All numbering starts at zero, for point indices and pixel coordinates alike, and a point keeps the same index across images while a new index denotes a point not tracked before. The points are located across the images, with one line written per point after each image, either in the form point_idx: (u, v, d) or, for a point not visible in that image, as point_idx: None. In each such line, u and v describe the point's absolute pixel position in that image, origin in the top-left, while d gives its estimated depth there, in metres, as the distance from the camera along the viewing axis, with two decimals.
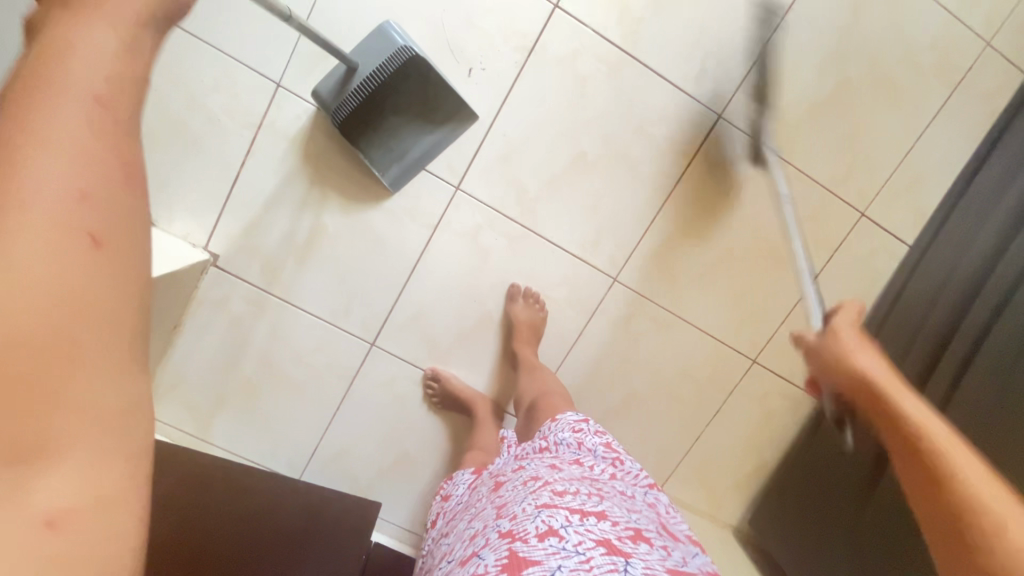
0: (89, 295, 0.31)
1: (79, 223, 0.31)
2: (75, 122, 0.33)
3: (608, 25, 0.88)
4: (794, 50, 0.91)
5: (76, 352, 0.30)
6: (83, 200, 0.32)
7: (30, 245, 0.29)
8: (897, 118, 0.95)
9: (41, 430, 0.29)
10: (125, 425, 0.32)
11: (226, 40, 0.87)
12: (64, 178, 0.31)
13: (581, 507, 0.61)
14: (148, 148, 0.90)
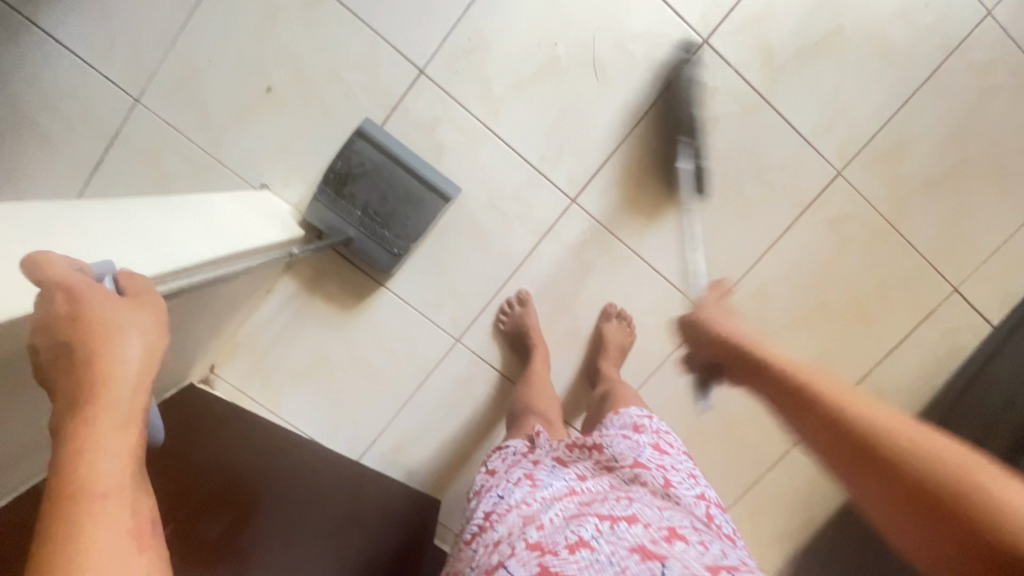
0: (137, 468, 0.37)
1: (134, 404, 0.38)
2: (139, 309, 0.41)
3: (750, 69, 0.90)
4: (922, 123, 0.93)
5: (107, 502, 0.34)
6: (141, 365, 0.39)
7: (113, 429, 0.36)
8: (1005, 203, 0.97)
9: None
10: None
11: (380, 19, 0.87)
12: (132, 346, 0.39)
13: (611, 514, 0.57)
14: (279, 112, 0.90)
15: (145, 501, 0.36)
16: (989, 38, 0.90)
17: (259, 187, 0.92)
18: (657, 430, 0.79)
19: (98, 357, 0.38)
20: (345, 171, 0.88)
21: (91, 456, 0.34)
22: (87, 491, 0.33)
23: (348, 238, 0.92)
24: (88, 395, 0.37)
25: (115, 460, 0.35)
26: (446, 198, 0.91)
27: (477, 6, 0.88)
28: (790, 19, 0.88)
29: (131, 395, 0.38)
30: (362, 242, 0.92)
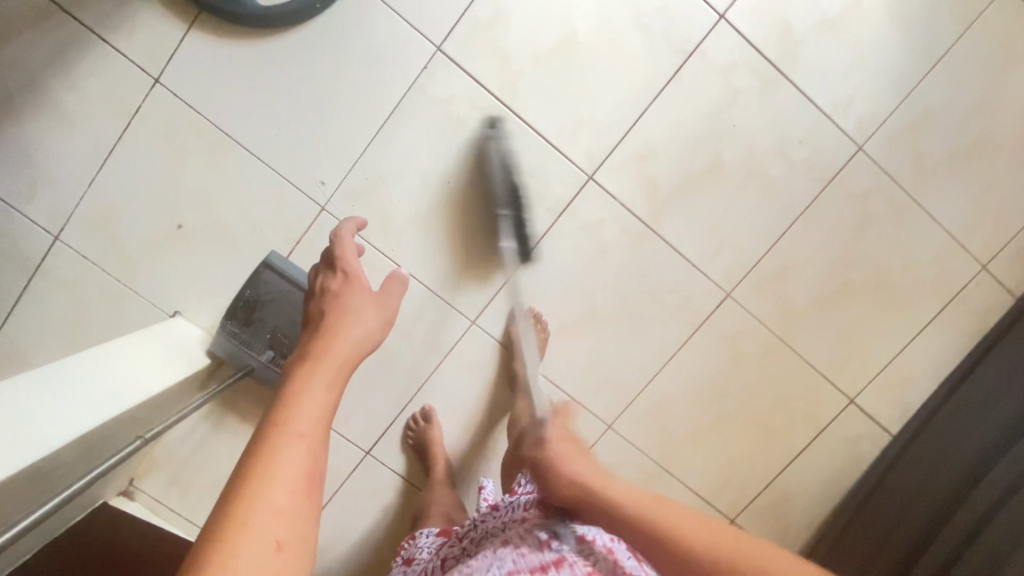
0: (321, 408, 0.60)
1: (343, 366, 0.68)
2: (373, 298, 0.82)
3: (635, 201, 0.95)
4: (806, 247, 0.97)
5: (293, 428, 0.55)
6: (366, 329, 0.76)
7: (319, 383, 0.63)
8: (895, 319, 1.00)
9: (251, 493, 0.48)
10: (297, 516, 0.49)
11: (284, 161, 0.93)
12: (365, 318, 0.78)
13: (540, 563, 0.59)
14: (190, 246, 0.95)
15: (319, 464, 0.54)
16: (863, 170, 0.94)
17: (171, 315, 0.97)
18: None
19: (315, 365, 0.66)
20: (253, 301, 0.94)
21: (305, 389, 0.62)
22: (290, 405, 0.58)
23: (251, 367, 0.96)
24: (302, 390, 0.61)
25: (304, 430, 0.55)
26: None
27: (373, 148, 0.93)
28: (670, 157, 0.94)
29: (323, 399, 0.61)
30: (267, 371, 0.96)
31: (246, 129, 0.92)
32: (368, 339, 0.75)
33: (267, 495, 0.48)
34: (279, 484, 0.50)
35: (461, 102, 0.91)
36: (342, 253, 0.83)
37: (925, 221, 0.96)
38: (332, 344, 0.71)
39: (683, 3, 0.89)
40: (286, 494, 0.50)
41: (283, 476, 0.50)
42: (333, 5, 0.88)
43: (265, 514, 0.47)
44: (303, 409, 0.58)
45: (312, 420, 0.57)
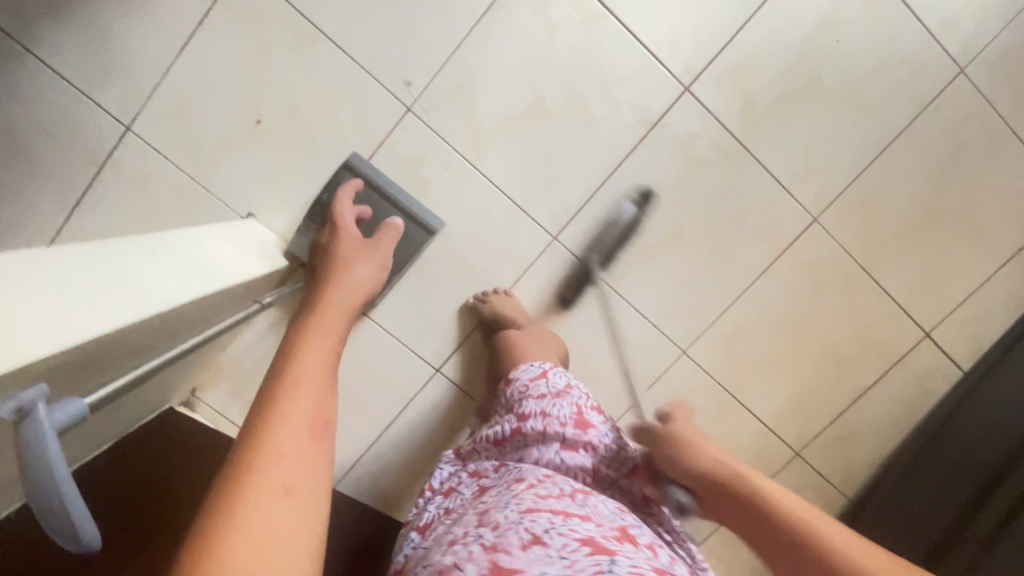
0: (319, 373, 0.62)
1: (328, 338, 0.70)
2: (386, 238, 0.89)
3: (729, 115, 0.93)
4: (896, 174, 0.96)
5: (292, 394, 0.57)
6: (366, 282, 0.84)
7: (311, 348, 0.66)
8: (977, 253, 1.00)
9: (247, 461, 0.48)
10: (309, 469, 0.51)
11: (371, 57, 0.89)
12: (363, 268, 0.84)
13: (564, 510, 0.58)
14: (268, 144, 0.91)
15: (326, 409, 0.58)
16: (962, 95, 0.93)
17: (245, 217, 0.94)
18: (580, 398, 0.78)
19: (319, 321, 0.72)
20: (330, 205, 0.91)
21: (300, 352, 0.65)
22: (292, 368, 0.61)
23: None
24: (304, 354, 0.65)
25: (309, 380, 0.60)
26: (427, 229, 0.93)
27: (465, 48, 0.89)
28: (767, 70, 0.91)
29: (326, 346, 0.68)
30: None
31: (333, 21, 0.88)
32: (374, 285, 0.85)
33: (274, 452, 0.50)
34: (285, 443, 0.51)
35: (559, 2, 0.88)
36: (339, 210, 0.87)
37: (1019, 150, 0.95)
38: (332, 295, 0.78)
39: None
40: (295, 454, 0.51)
41: (291, 435, 0.52)
42: None
43: (275, 459, 0.49)
44: (303, 370, 0.61)
45: (315, 381, 0.60)
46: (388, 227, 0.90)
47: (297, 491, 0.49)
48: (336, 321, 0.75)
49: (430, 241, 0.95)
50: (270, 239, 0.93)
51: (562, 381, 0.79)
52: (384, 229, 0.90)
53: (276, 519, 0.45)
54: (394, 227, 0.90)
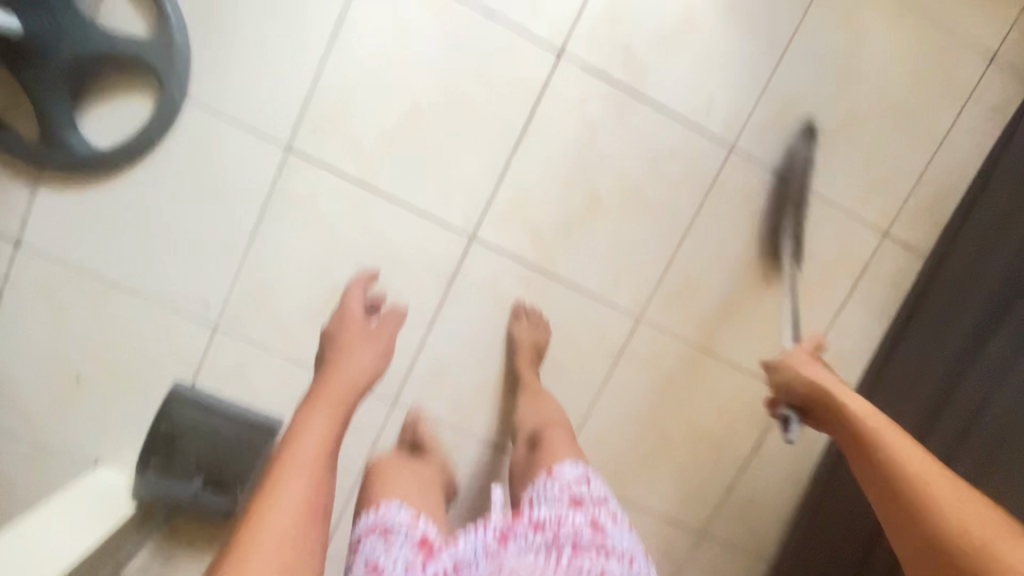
0: (316, 421, 0.60)
1: (341, 408, 0.65)
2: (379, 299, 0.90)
3: (522, 249, 0.94)
4: (705, 255, 0.96)
5: (286, 460, 0.53)
6: (369, 369, 0.75)
7: (311, 416, 0.60)
8: (812, 304, 0.99)
9: (235, 553, 0.46)
10: (290, 548, 0.47)
11: (165, 291, 0.91)
12: (361, 353, 0.78)
13: None
14: (94, 396, 0.93)
15: (325, 497, 0.53)
16: (740, 169, 0.94)
17: (93, 465, 0.95)
18: (597, 496, 0.67)
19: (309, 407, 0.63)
20: (164, 438, 0.92)
21: (304, 425, 0.59)
22: (288, 444, 0.56)
23: (180, 503, 0.93)
24: (305, 419, 0.60)
25: (306, 455, 0.54)
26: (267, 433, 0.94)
27: (251, 258, 0.91)
28: (544, 199, 0.93)
29: (327, 432, 0.59)
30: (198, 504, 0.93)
31: (118, 269, 0.90)
32: (374, 370, 0.76)
33: (258, 541, 0.47)
34: (269, 521, 0.48)
35: (324, 194, 0.90)
36: (348, 299, 0.87)
37: (816, 201, 0.96)
38: (328, 382, 0.69)
39: (521, 48, 0.88)
40: (284, 535, 0.48)
41: (284, 505, 0.50)
42: (174, 129, 0.86)
43: (265, 552, 0.46)
44: (306, 441, 0.56)
45: (318, 446, 0.56)
46: (363, 278, 0.91)
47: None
48: (358, 395, 0.71)
49: (273, 441, 0.96)
50: (119, 483, 0.94)
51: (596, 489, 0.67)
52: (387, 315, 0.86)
53: None
54: (399, 310, 0.87)
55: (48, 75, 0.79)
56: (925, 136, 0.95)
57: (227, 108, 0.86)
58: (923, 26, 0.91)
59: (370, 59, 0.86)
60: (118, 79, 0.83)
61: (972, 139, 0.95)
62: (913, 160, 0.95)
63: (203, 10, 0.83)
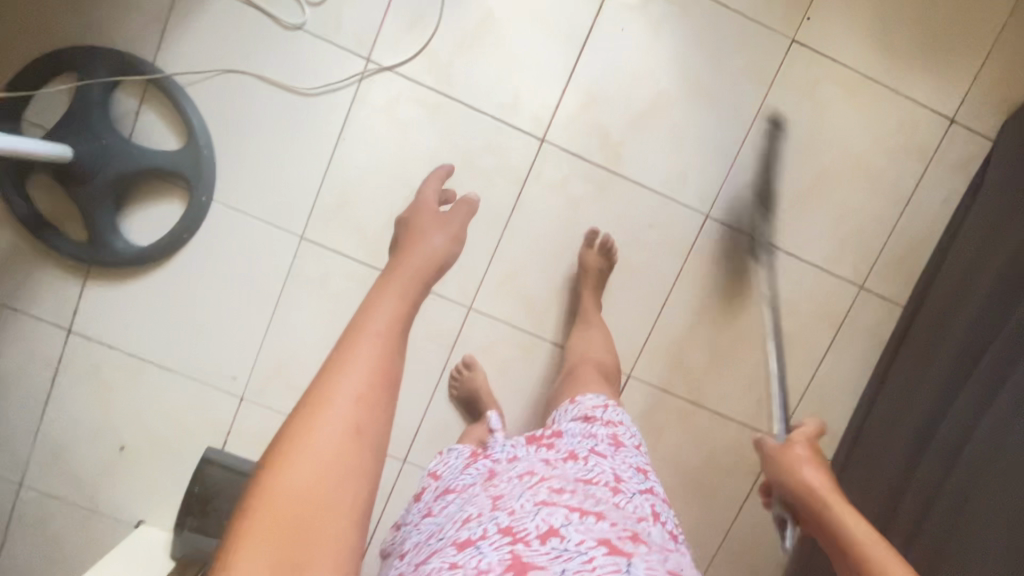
0: (376, 312, 0.54)
1: (408, 294, 0.61)
2: (458, 211, 0.88)
3: (517, 316, 1.02)
4: (687, 315, 1.03)
5: (356, 337, 0.51)
6: (447, 241, 0.79)
7: (379, 299, 0.57)
8: (792, 356, 1.05)
9: (312, 409, 0.47)
10: (374, 416, 0.48)
11: (196, 368, 1.02)
12: (436, 233, 0.81)
13: (580, 505, 0.60)
14: (136, 464, 1.03)
15: (397, 364, 0.52)
16: (715, 235, 1.00)
17: (136, 524, 1.05)
18: (611, 419, 0.80)
19: (382, 287, 0.60)
20: (199, 496, 1.00)
21: (370, 308, 0.55)
22: (359, 320, 0.53)
23: (210, 561, 1.00)
24: (377, 297, 0.58)
25: (377, 328, 0.53)
26: None
27: (271, 336, 1.01)
28: (533, 270, 1.00)
29: (397, 306, 0.57)
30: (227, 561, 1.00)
31: (157, 350, 1.01)
32: (446, 253, 0.77)
33: (339, 393, 0.48)
34: (349, 378, 0.49)
35: (335, 276, 1.00)
36: (426, 188, 0.91)
37: (791, 260, 1.02)
38: (404, 262, 0.69)
39: (505, 137, 0.97)
40: (364, 399, 0.48)
41: (359, 370, 0.49)
42: (201, 228, 0.97)
43: (344, 400, 0.48)
44: (375, 321, 0.53)
45: (389, 324, 0.54)
46: (432, 179, 0.93)
47: (367, 436, 0.47)
48: (408, 289, 0.61)
49: None
50: (160, 540, 1.03)
51: (611, 413, 0.80)
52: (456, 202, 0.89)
53: (308, 461, 0.45)
54: (472, 198, 0.91)
55: (94, 192, 0.91)
56: (891, 196, 1.00)
57: (252, 207, 0.97)
58: (884, 96, 0.97)
59: (371, 156, 0.96)
60: (154, 188, 0.95)
61: (939, 198, 1.00)
62: (882, 219, 1.01)
63: (226, 124, 0.95)
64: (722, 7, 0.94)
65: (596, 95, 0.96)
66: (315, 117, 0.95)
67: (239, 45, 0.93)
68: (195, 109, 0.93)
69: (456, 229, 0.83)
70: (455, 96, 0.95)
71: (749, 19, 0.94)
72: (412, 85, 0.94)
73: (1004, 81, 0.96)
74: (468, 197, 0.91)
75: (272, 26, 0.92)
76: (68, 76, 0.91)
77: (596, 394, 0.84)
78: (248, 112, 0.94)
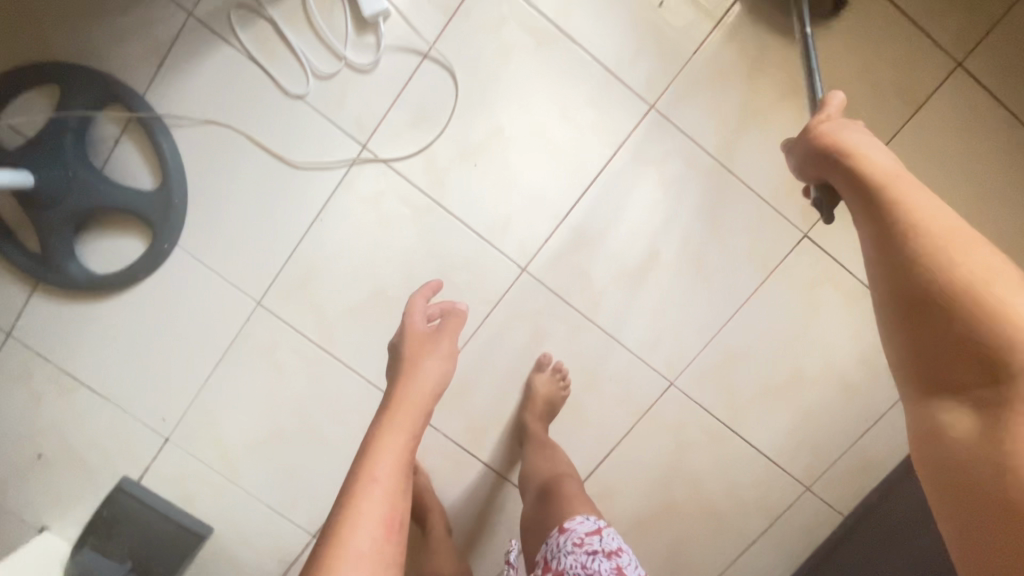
0: (381, 457, 0.56)
1: (413, 423, 0.61)
2: (447, 337, 0.72)
3: (455, 429, 0.97)
4: (626, 470, 0.99)
5: (360, 487, 0.53)
6: (444, 359, 0.69)
7: (385, 435, 0.58)
8: (724, 533, 1.01)
9: (321, 564, 0.49)
10: (383, 570, 0.50)
11: (128, 400, 1.00)
12: (428, 367, 0.67)
13: None
14: (51, 475, 1.02)
15: (400, 511, 0.54)
16: (675, 402, 0.97)
17: (39, 530, 1.04)
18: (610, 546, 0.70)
19: (385, 417, 0.61)
20: (109, 517, 1.00)
21: (374, 448, 0.57)
22: (363, 469, 0.55)
23: None
24: (379, 435, 0.59)
25: (384, 475, 0.55)
26: (198, 533, 1.02)
27: (208, 387, 0.99)
28: (482, 389, 0.96)
29: (400, 448, 0.58)
30: None
31: (91, 373, 0.99)
32: (442, 379, 0.67)
33: (349, 549, 0.49)
34: (354, 535, 0.50)
35: (283, 347, 0.97)
36: (409, 311, 0.74)
37: (744, 445, 0.98)
38: (405, 381, 0.65)
39: (486, 256, 0.92)
40: (371, 550, 0.50)
41: (366, 521, 0.51)
42: (158, 270, 0.94)
43: (353, 559, 0.49)
44: (379, 464, 0.55)
45: (394, 463, 0.56)
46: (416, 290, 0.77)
47: None
48: (415, 417, 0.62)
49: (197, 547, 1.02)
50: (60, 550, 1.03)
51: (607, 539, 0.71)
52: (452, 313, 0.75)
53: None
54: (461, 308, 0.76)
55: (54, 219, 0.88)
56: (861, 410, 0.97)
57: (211, 260, 0.93)
58: None
59: (345, 239, 0.92)
60: (120, 221, 0.92)
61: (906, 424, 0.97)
62: (847, 430, 0.97)
63: (203, 175, 0.90)
64: (735, 184, 0.90)
65: (589, 240, 0.91)
66: (297, 189, 0.91)
67: (234, 99, 0.88)
68: (175, 155, 0.89)
69: (450, 350, 0.71)
70: (443, 203, 0.91)
71: (763, 203, 0.90)
72: (402, 182, 0.90)
73: None
74: (460, 316, 0.74)
75: (273, 88, 0.88)
76: (53, 89, 0.87)
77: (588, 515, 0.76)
78: (230, 168, 0.90)
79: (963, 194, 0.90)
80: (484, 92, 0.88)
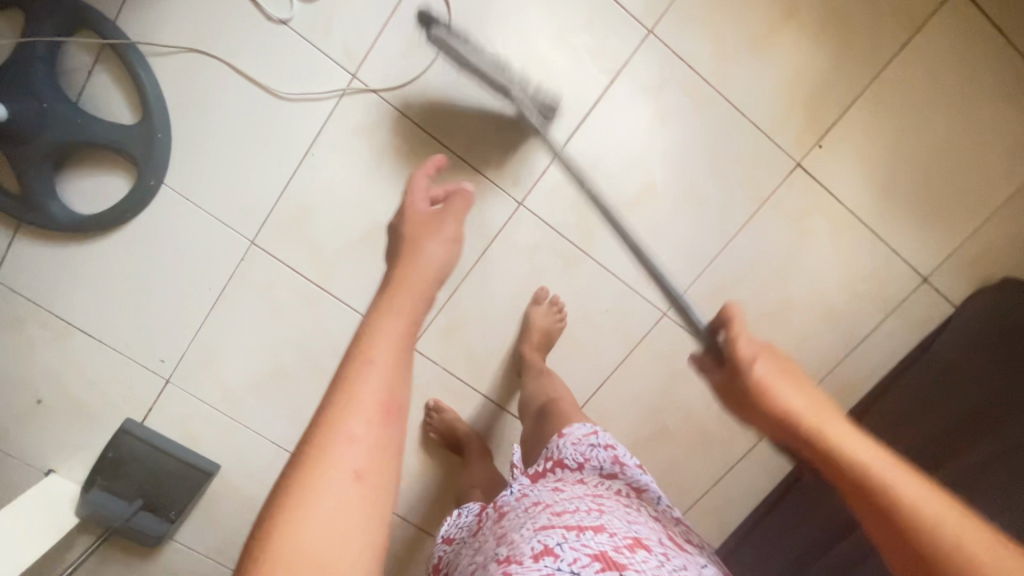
0: (379, 339, 0.49)
1: (414, 309, 0.53)
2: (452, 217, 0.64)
3: (455, 364, 1.00)
4: (621, 398, 1.03)
5: (359, 366, 0.47)
6: (450, 240, 0.61)
7: (384, 318, 0.51)
8: (711, 453, 1.08)
9: (313, 449, 0.43)
10: (380, 458, 0.44)
11: (125, 343, 1.00)
12: (429, 249, 0.60)
13: (579, 522, 0.55)
14: (52, 419, 1.03)
15: (402, 394, 0.48)
16: (668, 332, 1.00)
17: (46, 473, 1.05)
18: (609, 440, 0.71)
19: (385, 296, 0.54)
20: (113, 463, 1.00)
21: (371, 328, 0.50)
22: (359, 350, 0.48)
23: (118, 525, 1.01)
24: (378, 315, 0.52)
25: (382, 357, 0.48)
26: (205, 471, 1.04)
27: (206, 328, 0.99)
28: (482, 324, 0.98)
29: (402, 329, 0.51)
30: (134, 528, 1.02)
31: (84, 317, 0.98)
32: (447, 264, 0.59)
33: (343, 431, 0.44)
34: (347, 420, 0.44)
35: (281, 286, 0.97)
36: (413, 185, 0.66)
37: None
38: (407, 263, 0.58)
39: (482, 189, 0.91)
40: (368, 437, 0.44)
41: (362, 405, 0.45)
42: (145, 210, 0.92)
43: (344, 441, 0.43)
44: (376, 347, 0.48)
45: (395, 346, 0.49)
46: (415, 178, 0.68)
47: (371, 482, 0.43)
48: (418, 301, 0.54)
49: (206, 483, 1.05)
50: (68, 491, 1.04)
51: (604, 437, 0.70)
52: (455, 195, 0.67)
53: (314, 518, 0.40)
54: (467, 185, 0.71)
55: (31, 155, 0.84)
56: (844, 335, 1.01)
57: (201, 198, 0.91)
58: (868, 241, 0.96)
59: (338, 175, 0.91)
60: (103, 159, 0.89)
61: (885, 348, 1.02)
62: (829, 353, 1.02)
63: (186, 108, 0.87)
64: (731, 113, 0.90)
65: (586, 172, 0.91)
66: (286, 122, 0.88)
67: (214, 27, 0.84)
68: (154, 84, 0.84)
69: (453, 232, 0.62)
70: (437, 135, 0.89)
71: (758, 132, 0.90)
72: (395, 113, 0.88)
73: (980, 257, 0.97)
74: (466, 200, 0.66)
75: (256, 13, 0.84)
76: (13, 15, 0.82)
77: (587, 423, 0.76)
78: (214, 101, 0.86)
79: (951, 122, 0.91)
80: (477, 18, 0.84)
